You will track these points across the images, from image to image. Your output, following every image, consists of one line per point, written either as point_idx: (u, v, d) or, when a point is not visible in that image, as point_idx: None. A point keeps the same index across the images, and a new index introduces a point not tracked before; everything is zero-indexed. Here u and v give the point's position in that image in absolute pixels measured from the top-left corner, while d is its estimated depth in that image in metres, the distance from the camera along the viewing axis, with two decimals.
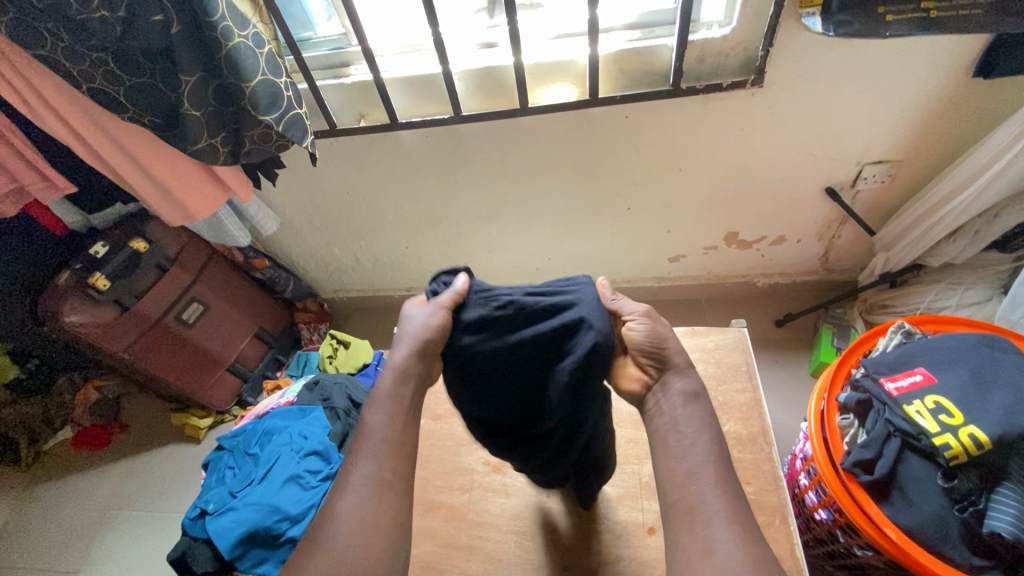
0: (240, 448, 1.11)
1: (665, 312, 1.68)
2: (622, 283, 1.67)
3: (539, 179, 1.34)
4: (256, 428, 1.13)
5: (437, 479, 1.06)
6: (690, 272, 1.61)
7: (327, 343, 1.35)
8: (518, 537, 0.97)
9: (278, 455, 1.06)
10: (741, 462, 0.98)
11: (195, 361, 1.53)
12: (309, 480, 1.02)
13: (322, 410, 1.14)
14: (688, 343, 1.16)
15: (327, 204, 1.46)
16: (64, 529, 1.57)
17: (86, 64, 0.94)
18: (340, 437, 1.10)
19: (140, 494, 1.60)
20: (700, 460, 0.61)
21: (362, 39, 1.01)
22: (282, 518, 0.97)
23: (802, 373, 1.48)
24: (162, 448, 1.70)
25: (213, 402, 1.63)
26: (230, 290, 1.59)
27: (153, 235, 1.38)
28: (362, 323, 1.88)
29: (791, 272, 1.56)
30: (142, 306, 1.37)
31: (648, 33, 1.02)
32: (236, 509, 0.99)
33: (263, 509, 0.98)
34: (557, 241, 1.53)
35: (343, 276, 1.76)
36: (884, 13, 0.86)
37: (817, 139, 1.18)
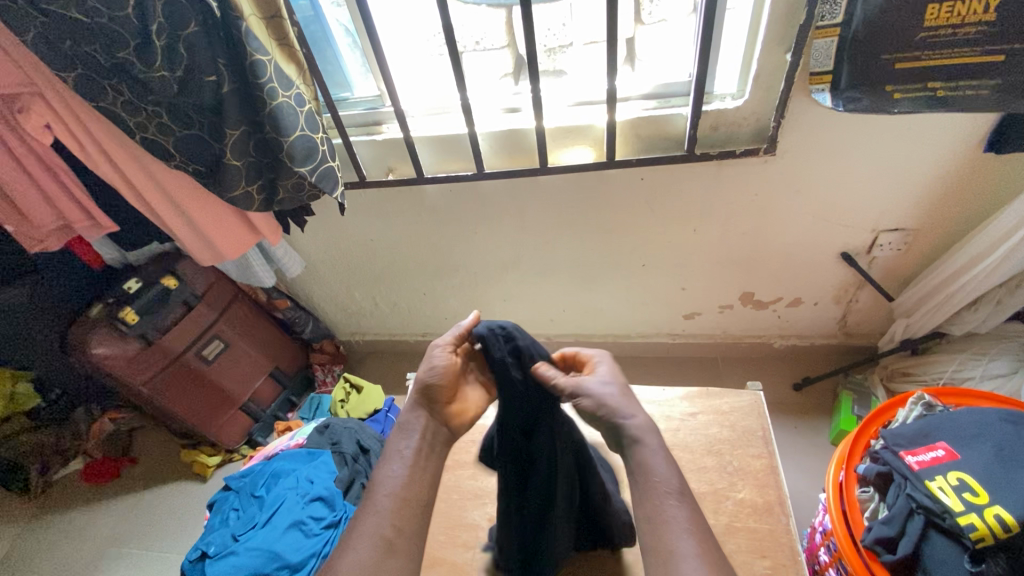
0: (246, 490, 1.10)
1: (679, 370, 1.66)
2: (636, 338, 1.67)
3: (556, 234, 1.37)
4: (264, 469, 1.13)
5: (441, 534, 1.04)
6: (705, 331, 1.60)
7: (340, 386, 1.34)
8: None
9: (283, 499, 1.05)
10: (757, 533, 0.94)
11: (211, 397, 1.55)
12: (312, 527, 1.01)
13: (330, 454, 1.13)
14: (702, 404, 1.14)
15: (350, 250, 1.52)
16: (61, 565, 1.55)
17: (142, 116, 1.02)
18: (346, 483, 1.09)
19: (142, 532, 1.59)
20: (674, 482, 0.62)
21: (395, 101, 1.08)
22: (282, 566, 0.96)
23: (820, 440, 1.44)
24: (169, 484, 1.69)
25: (223, 439, 1.63)
26: (251, 329, 1.63)
27: (184, 273, 1.44)
28: (376, 367, 1.89)
29: (808, 335, 1.55)
30: (166, 341, 1.41)
31: (664, 103, 1.08)
32: (237, 554, 0.97)
33: (262, 556, 0.96)
34: (573, 295, 1.54)
35: (360, 320, 1.79)
36: (891, 92, 0.90)
37: (831, 205, 1.20)
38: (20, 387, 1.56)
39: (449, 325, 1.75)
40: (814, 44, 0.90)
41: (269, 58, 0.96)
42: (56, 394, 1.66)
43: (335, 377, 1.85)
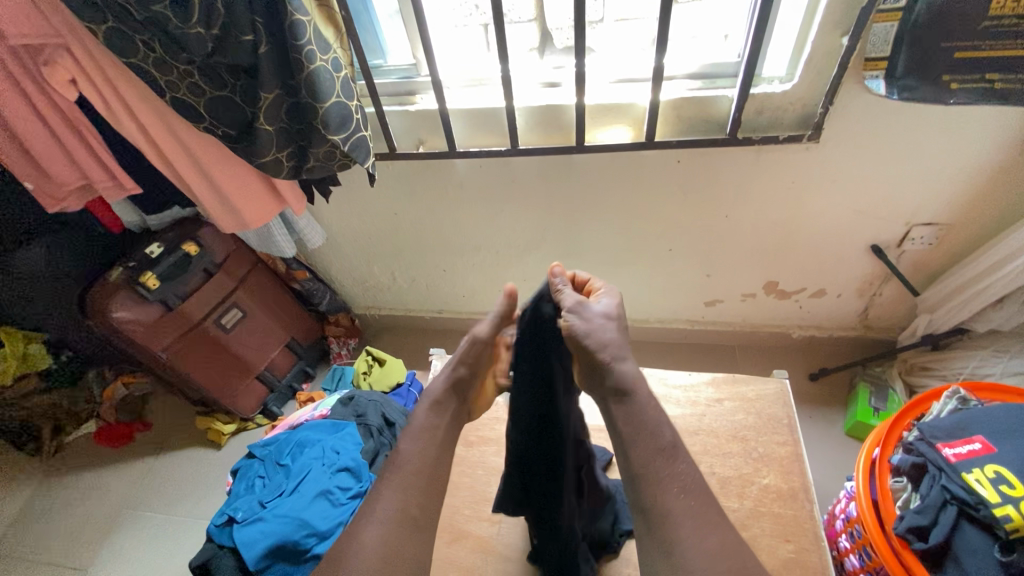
0: (270, 458, 1.11)
1: (696, 355, 1.67)
2: (654, 322, 1.66)
3: (584, 215, 1.36)
4: (289, 438, 1.13)
5: (466, 508, 1.05)
6: (725, 318, 1.60)
7: (362, 359, 1.34)
8: None
9: (309, 468, 1.06)
10: (782, 518, 0.95)
11: (228, 366, 1.55)
12: (338, 497, 1.02)
13: (355, 426, 1.14)
14: (727, 390, 1.14)
15: (372, 222, 1.50)
16: (76, 524, 1.56)
17: (173, 75, 0.99)
18: (372, 455, 1.10)
19: (157, 495, 1.60)
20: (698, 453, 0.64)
21: (433, 70, 1.06)
22: (310, 533, 0.96)
23: (835, 430, 1.45)
24: (182, 450, 1.69)
25: (238, 408, 1.63)
26: (268, 298, 1.62)
27: (204, 240, 1.42)
28: (390, 342, 1.89)
29: (828, 326, 1.55)
30: (185, 307, 1.40)
31: (709, 83, 1.06)
32: (265, 520, 0.98)
33: (292, 522, 0.97)
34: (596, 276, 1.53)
35: (377, 294, 1.78)
36: (948, 82, 0.88)
37: (866, 196, 1.19)
38: (31, 347, 1.55)
39: (467, 303, 1.74)
40: (872, 28, 0.88)
41: (309, 19, 0.93)
42: (68, 355, 1.65)
43: (350, 351, 1.84)
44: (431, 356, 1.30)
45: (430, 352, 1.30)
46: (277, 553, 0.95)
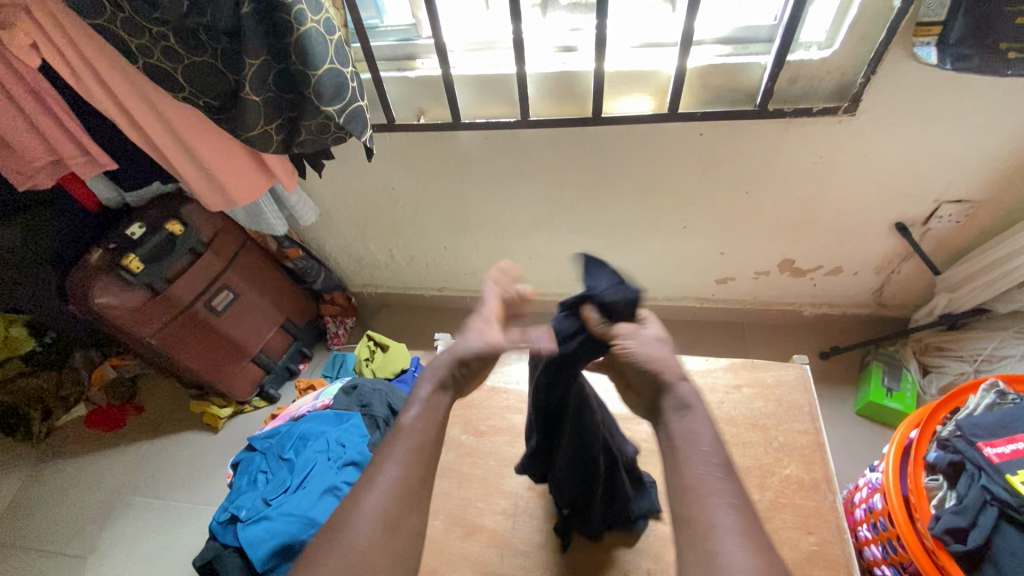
0: (273, 452, 1.06)
1: (704, 333, 1.63)
2: (663, 300, 1.61)
3: (595, 190, 1.28)
4: (291, 431, 1.08)
5: (478, 501, 1.02)
6: (736, 295, 1.56)
7: (364, 345, 1.28)
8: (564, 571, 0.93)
9: (314, 463, 1.01)
10: (803, 509, 0.93)
11: (222, 349, 1.49)
12: (346, 493, 0.97)
13: (360, 417, 1.09)
14: (746, 376, 1.10)
15: (368, 198, 1.41)
16: (72, 511, 1.53)
17: (145, 38, 0.88)
18: (378, 447, 1.05)
19: (154, 480, 1.56)
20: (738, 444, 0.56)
21: (437, 33, 0.95)
22: (319, 532, 0.92)
23: (845, 410, 1.44)
24: (178, 434, 1.65)
25: (234, 391, 1.58)
26: (261, 278, 1.54)
27: (190, 218, 1.33)
28: (389, 320, 1.82)
29: (841, 304, 1.51)
30: (173, 291, 1.32)
31: (740, 49, 0.97)
32: (270, 519, 0.93)
33: (299, 521, 0.92)
34: (605, 254, 1.47)
35: (375, 272, 1.71)
36: (1006, 50, 0.80)
37: (896, 173, 1.12)
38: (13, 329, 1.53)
39: (469, 280, 1.67)
40: None
41: None
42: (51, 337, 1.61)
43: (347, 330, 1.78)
44: (435, 341, 1.23)
45: (435, 337, 1.24)
46: (285, 553, 0.91)
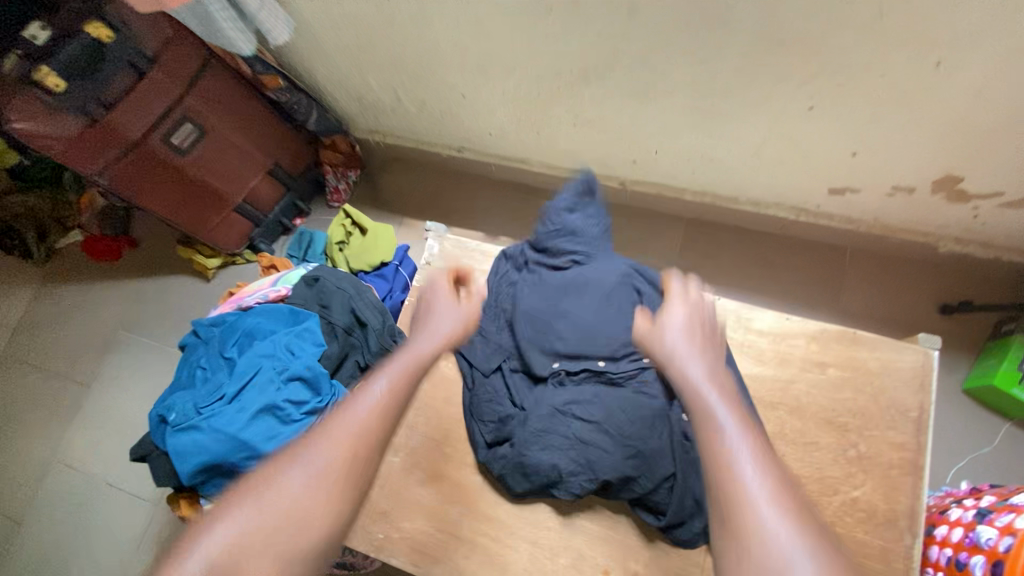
0: (213, 346, 0.88)
1: (789, 255, 1.25)
2: (747, 205, 1.21)
3: (683, 36, 0.83)
4: (236, 324, 0.88)
5: (447, 445, 0.82)
6: (850, 213, 1.14)
7: (339, 224, 1.02)
8: (533, 550, 0.75)
9: (255, 370, 0.83)
10: (867, 548, 0.68)
11: (195, 194, 1.26)
12: (289, 414, 0.80)
13: (317, 320, 0.87)
14: (840, 354, 0.77)
15: (356, 9, 1.00)
16: (78, 337, 1.52)
17: None
18: (335, 360, 0.86)
19: (151, 320, 1.50)
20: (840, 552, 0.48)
21: None
22: (250, 456, 0.78)
23: (950, 384, 1.11)
24: (171, 276, 1.54)
25: (220, 242, 1.39)
26: (234, 111, 1.23)
27: (122, 19, 0.99)
28: (399, 178, 1.51)
29: (1000, 246, 1.08)
30: (115, 120, 1.06)
31: None
32: (199, 430, 0.79)
33: (228, 442, 0.77)
34: (679, 134, 1.05)
35: (380, 116, 1.35)
36: None
37: None
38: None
39: (495, 144, 1.30)
40: None
41: None
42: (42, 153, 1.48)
43: (349, 185, 1.50)
44: (425, 233, 0.96)
45: (426, 228, 0.96)
46: (214, 471, 0.78)
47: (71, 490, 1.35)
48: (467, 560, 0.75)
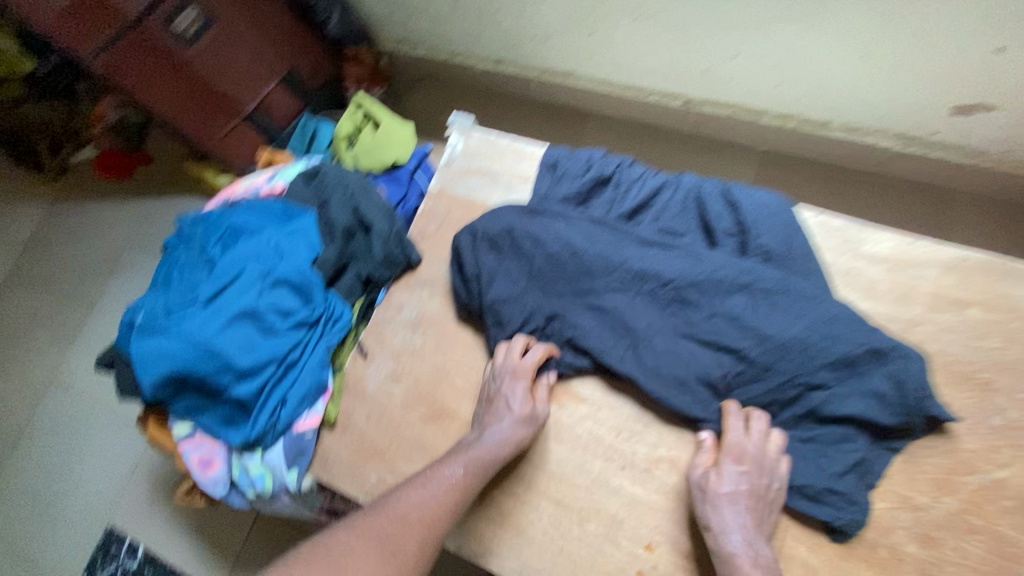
0: (195, 243, 0.74)
1: (883, 197, 1.05)
2: (839, 131, 1.00)
3: None
4: (221, 220, 0.75)
5: (460, 377, 0.68)
6: (974, 142, 0.91)
7: (351, 116, 0.86)
8: (556, 510, 0.60)
9: (238, 271, 0.69)
10: (1009, 544, 0.51)
11: (203, 98, 1.11)
12: (273, 323, 0.67)
13: (313, 219, 0.72)
14: (986, 289, 0.58)
15: None
16: (86, 257, 1.44)
17: None
18: (332, 267, 0.71)
19: (159, 244, 1.41)
20: None
21: None
22: (224, 369, 0.65)
23: None
24: (182, 197, 1.43)
25: (232, 160, 1.24)
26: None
27: None
28: (428, 99, 1.35)
29: None
30: None
31: None
32: (167, 335, 0.66)
33: (197, 350, 0.64)
34: (769, 27, 0.84)
35: (409, 19, 1.18)
36: None
37: None
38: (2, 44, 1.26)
39: (539, 53, 1.12)
40: None
41: None
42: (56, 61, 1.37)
43: None
44: (449, 130, 0.79)
45: (449, 123, 0.79)
46: (183, 383, 0.66)
47: (70, 413, 1.29)
48: (474, 515, 0.61)
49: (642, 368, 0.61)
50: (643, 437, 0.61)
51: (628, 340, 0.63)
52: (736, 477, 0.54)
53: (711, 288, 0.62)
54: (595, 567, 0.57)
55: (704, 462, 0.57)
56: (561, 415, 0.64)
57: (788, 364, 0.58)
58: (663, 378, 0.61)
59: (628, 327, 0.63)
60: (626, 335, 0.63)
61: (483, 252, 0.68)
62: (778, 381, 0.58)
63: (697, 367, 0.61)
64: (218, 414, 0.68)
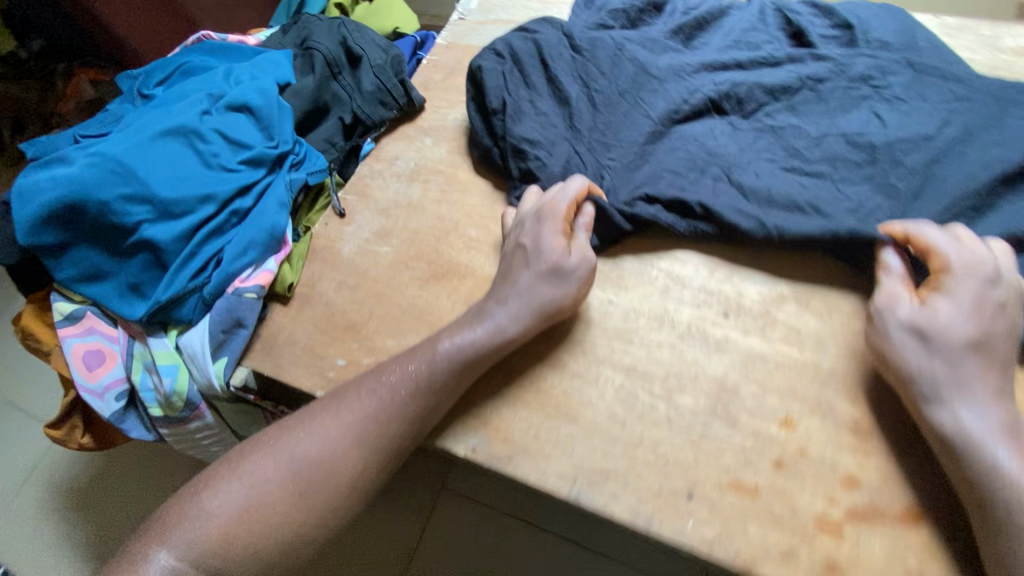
0: (133, 87, 0.58)
1: None
2: None
3: None
4: (170, 62, 0.59)
5: (474, 228, 0.48)
6: None
7: None
8: (629, 381, 0.38)
9: (181, 99, 0.52)
10: None
11: None
12: (219, 153, 0.49)
13: (288, 56, 0.57)
14: None
15: None
16: None
17: None
18: (308, 105, 0.54)
19: None
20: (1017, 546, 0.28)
21: None
22: (139, 200, 0.45)
23: None
24: None
25: None
26: None
27: None
28: None
29: None
30: None
31: None
32: (65, 161, 0.47)
33: (102, 168, 0.45)
34: None
35: None
36: None
37: None
38: None
39: None
40: None
41: None
42: None
43: None
44: None
45: None
46: (75, 224, 0.46)
47: None
48: (499, 395, 0.39)
49: (744, 196, 0.42)
50: (750, 277, 0.41)
51: (716, 165, 0.45)
52: (969, 310, 0.33)
53: (816, 105, 0.47)
54: (703, 461, 0.34)
55: (911, 299, 0.34)
56: (622, 259, 0.44)
57: (950, 167, 0.41)
58: (783, 202, 0.41)
59: (713, 153, 0.46)
60: (712, 161, 0.45)
61: (510, 78, 0.51)
62: (942, 183, 0.40)
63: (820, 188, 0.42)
64: (122, 281, 0.47)
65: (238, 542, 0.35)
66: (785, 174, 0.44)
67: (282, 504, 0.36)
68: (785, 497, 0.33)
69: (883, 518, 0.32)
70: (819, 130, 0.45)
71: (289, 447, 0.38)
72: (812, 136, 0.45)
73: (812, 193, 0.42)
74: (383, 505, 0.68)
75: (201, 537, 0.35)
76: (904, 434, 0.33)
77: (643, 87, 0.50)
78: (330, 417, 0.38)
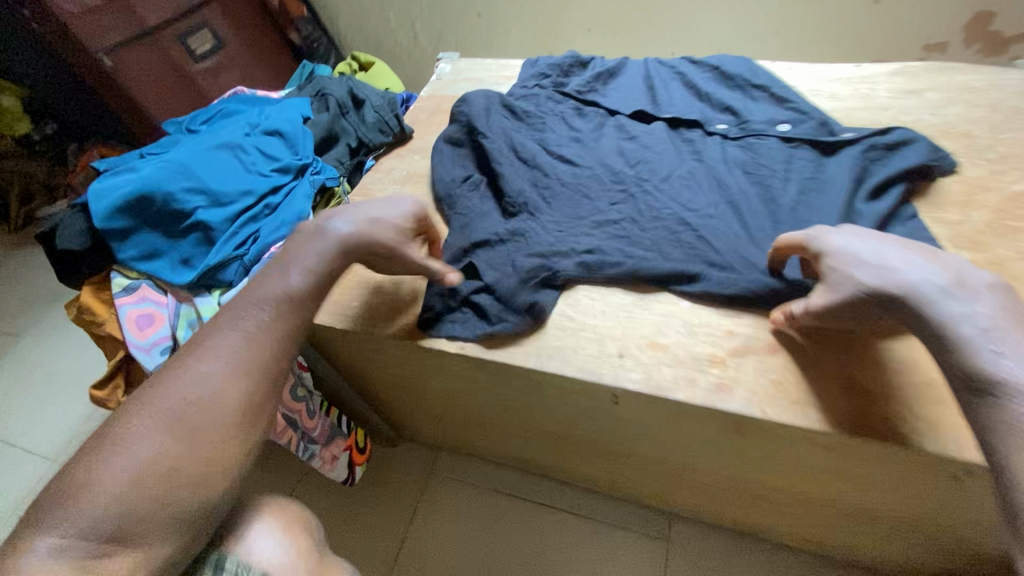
0: (182, 125, 0.74)
1: None
2: None
3: None
4: (212, 108, 0.76)
5: None
6: None
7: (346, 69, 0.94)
8: (575, 292, 0.52)
9: (226, 127, 0.68)
10: None
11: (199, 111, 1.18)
12: (256, 162, 0.64)
13: (308, 100, 0.75)
14: (928, 82, 0.65)
15: None
16: (23, 294, 1.30)
17: None
18: (323, 133, 0.71)
19: None
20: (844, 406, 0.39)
21: None
22: (197, 191, 0.59)
23: None
24: None
25: None
26: (253, 37, 1.23)
27: None
28: None
29: None
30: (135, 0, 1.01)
31: None
32: (137, 168, 0.61)
33: (169, 169, 0.59)
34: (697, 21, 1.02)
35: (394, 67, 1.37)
36: None
37: None
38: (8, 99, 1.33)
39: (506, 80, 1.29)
40: None
41: None
42: (52, 128, 1.44)
43: None
44: (438, 60, 0.87)
45: (438, 56, 0.88)
46: (143, 211, 0.59)
47: None
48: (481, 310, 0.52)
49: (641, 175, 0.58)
50: None
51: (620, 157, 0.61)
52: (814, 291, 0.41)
53: (692, 114, 0.64)
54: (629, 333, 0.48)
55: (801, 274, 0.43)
56: None
57: (783, 143, 0.58)
58: (667, 178, 0.57)
59: (620, 150, 0.62)
60: (618, 155, 0.61)
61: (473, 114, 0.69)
62: (782, 152, 0.57)
63: (693, 167, 0.58)
64: (174, 256, 0.60)
65: (183, 466, 0.36)
66: (669, 160, 0.60)
67: (233, 393, 0.39)
68: (687, 349, 0.46)
69: (756, 356, 0.45)
70: (694, 130, 0.63)
71: (203, 376, 0.39)
72: (690, 137, 0.62)
73: (690, 172, 0.58)
74: (380, 505, 0.81)
75: (143, 482, 0.35)
76: (769, 305, 0.47)
77: (569, 117, 0.68)
78: (234, 342, 0.41)
